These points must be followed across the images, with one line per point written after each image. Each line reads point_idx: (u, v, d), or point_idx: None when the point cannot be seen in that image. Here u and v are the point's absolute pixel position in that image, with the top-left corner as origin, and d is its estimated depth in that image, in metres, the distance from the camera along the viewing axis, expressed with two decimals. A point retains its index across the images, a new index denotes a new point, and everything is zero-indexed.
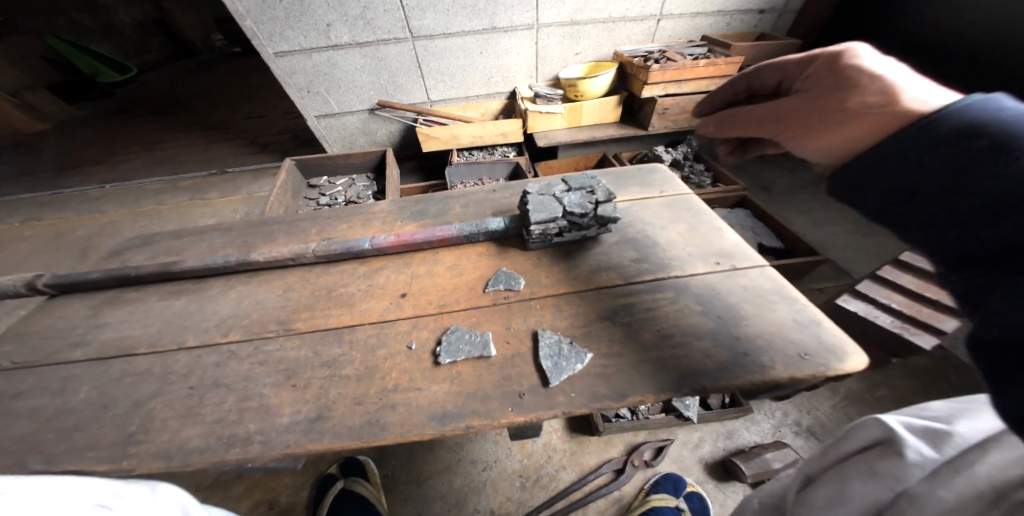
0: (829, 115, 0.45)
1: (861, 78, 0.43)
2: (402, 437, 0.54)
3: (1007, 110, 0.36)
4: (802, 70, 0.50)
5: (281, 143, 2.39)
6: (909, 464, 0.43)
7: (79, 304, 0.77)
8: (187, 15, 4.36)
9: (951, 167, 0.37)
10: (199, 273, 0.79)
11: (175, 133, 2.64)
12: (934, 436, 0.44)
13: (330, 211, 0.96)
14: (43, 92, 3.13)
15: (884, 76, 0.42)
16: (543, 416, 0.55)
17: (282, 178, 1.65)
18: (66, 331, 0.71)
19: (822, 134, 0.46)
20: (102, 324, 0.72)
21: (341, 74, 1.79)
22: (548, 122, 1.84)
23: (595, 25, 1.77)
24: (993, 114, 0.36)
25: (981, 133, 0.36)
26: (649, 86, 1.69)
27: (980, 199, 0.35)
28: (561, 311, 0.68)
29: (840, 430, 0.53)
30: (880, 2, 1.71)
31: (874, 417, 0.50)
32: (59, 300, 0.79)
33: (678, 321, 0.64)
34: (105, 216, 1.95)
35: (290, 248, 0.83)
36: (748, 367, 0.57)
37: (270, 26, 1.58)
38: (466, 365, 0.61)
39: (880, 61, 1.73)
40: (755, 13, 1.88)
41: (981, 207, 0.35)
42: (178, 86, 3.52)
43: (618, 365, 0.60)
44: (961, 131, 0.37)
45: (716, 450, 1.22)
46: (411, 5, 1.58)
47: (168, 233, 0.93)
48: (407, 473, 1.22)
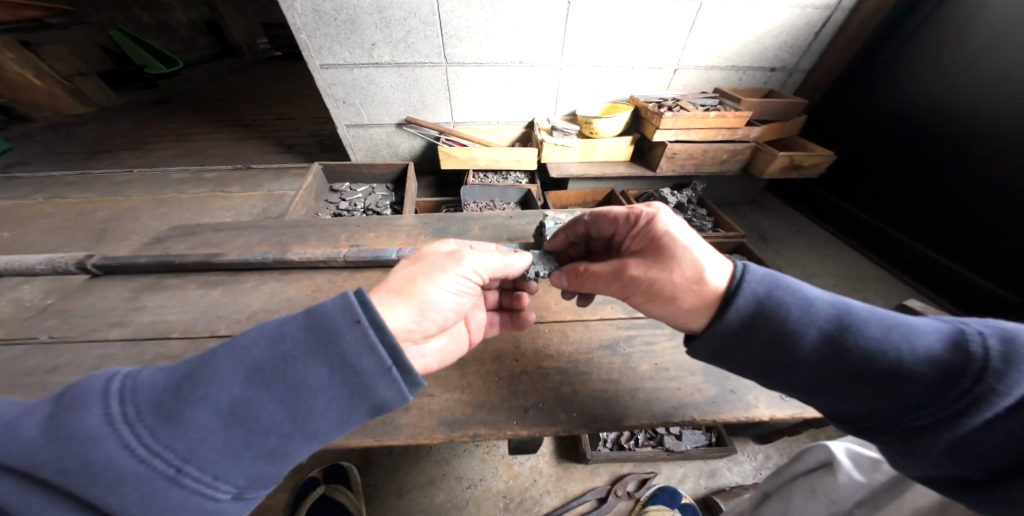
0: (670, 288, 0.58)
1: (677, 258, 0.58)
2: (413, 438, 0.58)
3: (766, 280, 0.53)
4: (634, 239, 0.68)
5: (306, 146, 2.49)
6: (842, 484, 0.58)
7: (120, 286, 0.82)
8: (234, 18, 4.61)
9: (779, 338, 0.50)
10: (234, 267, 0.85)
11: (207, 126, 2.75)
12: (864, 463, 0.58)
13: (358, 220, 1.03)
14: (93, 77, 3.24)
15: (693, 255, 0.58)
16: (544, 431, 0.59)
17: (308, 181, 1.73)
18: (106, 311, 0.76)
19: (668, 300, 0.58)
20: (142, 306, 0.77)
21: (376, 90, 1.90)
22: (562, 154, 1.93)
23: (617, 69, 1.89)
24: (764, 284, 0.53)
25: (777, 307, 0.51)
26: (660, 131, 1.79)
27: (820, 366, 0.47)
28: (567, 336, 0.73)
29: (798, 453, 0.68)
30: (885, 77, 1.84)
31: (824, 443, 0.63)
32: (102, 281, 0.84)
33: (674, 355, 0.69)
34: (129, 200, 2.02)
35: (320, 251, 0.89)
36: (734, 404, 0.63)
37: (320, 41, 1.70)
38: (477, 377, 0.66)
39: (884, 130, 1.84)
40: (766, 71, 2.01)
41: (828, 374, 0.47)
42: (214, 83, 3.68)
43: (618, 391, 0.64)
44: (761, 304, 0.52)
45: (698, 488, 1.23)
46: (451, 34, 1.70)
47: (207, 226, 1.00)
48: (391, 483, 1.22)
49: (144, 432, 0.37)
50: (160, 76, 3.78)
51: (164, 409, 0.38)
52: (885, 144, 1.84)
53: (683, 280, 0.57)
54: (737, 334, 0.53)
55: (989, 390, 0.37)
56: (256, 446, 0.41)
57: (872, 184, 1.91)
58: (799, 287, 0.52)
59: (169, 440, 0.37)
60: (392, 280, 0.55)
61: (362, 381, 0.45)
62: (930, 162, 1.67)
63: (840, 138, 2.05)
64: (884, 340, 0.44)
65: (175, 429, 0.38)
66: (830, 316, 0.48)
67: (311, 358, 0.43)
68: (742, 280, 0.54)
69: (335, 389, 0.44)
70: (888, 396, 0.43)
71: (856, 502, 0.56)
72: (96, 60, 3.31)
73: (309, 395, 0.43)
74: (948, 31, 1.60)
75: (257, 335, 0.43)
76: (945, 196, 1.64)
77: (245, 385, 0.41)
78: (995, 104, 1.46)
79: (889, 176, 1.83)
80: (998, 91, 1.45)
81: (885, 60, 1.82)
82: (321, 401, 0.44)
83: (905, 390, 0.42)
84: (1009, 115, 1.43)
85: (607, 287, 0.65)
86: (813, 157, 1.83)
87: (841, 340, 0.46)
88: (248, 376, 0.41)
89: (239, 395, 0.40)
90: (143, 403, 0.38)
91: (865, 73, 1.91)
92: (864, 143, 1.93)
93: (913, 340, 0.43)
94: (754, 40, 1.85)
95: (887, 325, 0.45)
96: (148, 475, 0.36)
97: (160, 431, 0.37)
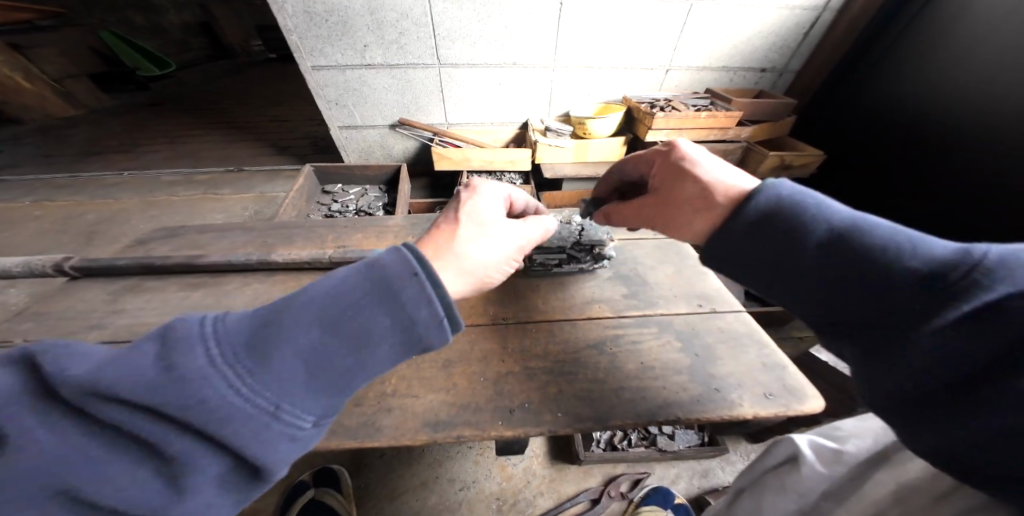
0: (682, 211, 0.63)
1: (691, 183, 0.63)
2: (396, 439, 0.58)
3: (788, 193, 0.54)
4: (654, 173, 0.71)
5: (300, 148, 2.48)
6: (806, 476, 0.57)
7: (99, 289, 0.81)
8: (229, 20, 4.61)
9: (787, 239, 0.51)
10: (217, 268, 0.84)
11: (199, 128, 2.73)
12: (826, 454, 0.57)
13: (347, 221, 1.02)
14: (84, 80, 3.22)
15: (707, 177, 0.62)
16: (529, 432, 0.59)
17: (299, 183, 1.72)
18: (85, 313, 0.76)
19: (681, 222, 0.64)
20: (121, 309, 0.76)
21: (369, 91, 1.90)
22: (555, 154, 1.92)
23: (609, 70, 1.90)
24: (783, 194, 0.54)
25: (785, 211, 0.52)
26: (652, 131, 1.79)
27: (818, 263, 0.48)
28: (553, 336, 0.72)
29: (771, 447, 0.68)
30: (872, 78, 1.86)
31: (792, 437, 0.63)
32: (81, 283, 0.83)
33: (660, 355, 0.69)
34: (119, 203, 2.00)
35: (306, 252, 0.88)
36: (718, 402, 0.62)
37: (311, 42, 1.69)
38: (463, 378, 0.66)
39: (873, 131, 1.86)
40: (757, 71, 2.04)
41: (822, 273, 0.47)
42: (207, 85, 3.67)
43: (603, 391, 0.64)
44: (769, 207, 0.53)
45: (691, 488, 1.23)
46: (443, 35, 1.70)
47: (192, 228, 0.99)
48: (383, 486, 1.22)
49: (241, 372, 0.39)
50: (153, 78, 3.76)
51: (254, 351, 0.41)
52: (872, 146, 1.86)
53: (694, 202, 0.62)
54: (741, 240, 0.55)
55: (977, 286, 0.36)
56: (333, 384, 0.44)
57: (863, 186, 1.92)
58: (820, 204, 0.51)
59: (263, 382, 0.40)
60: (463, 214, 0.62)
61: (417, 332, 0.48)
62: (916, 162, 1.69)
63: (830, 138, 2.07)
64: (886, 243, 0.44)
65: (269, 370, 0.40)
66: (835, 222, 0.48)
67: (377, 308, 0.47)
68: (760, 192, 0.55)
69: (396, 339, 0.47)
70: (872, 293, 0.42)
71: (823, 494, 0.55)
72: (87, 62, 3.29)
73: (376, 342, 0.46)
74: (934, 32, 1.62)
75: (333, 282, 0.47)
76: (932, 196, 1.65)
77: (322, 333, 0.44)
78: (981, 105, 1.47)
79: (879, 175, 1.84)
80: (983, 92, 1.47)
81: (872, 61, 1.84)
82: (381, 350, 0.47)
83: (889, 289, 0.41)
84: (995, 115, 1.44)
85: (633, 218, 0.73)
86: (804, 156, 1.84)
87: (850, 237, 0.46)
88: (325, 325, 0.44)
89: (316, 341, 0.44)
90: (237, 347, 0.40)
91: (854, 74, 1.92)
92: (852, 144, 1.95)
93: (920, 251, 0.42)
94: (744, 41, 1.87)
95: (894, 235, 0.44)
96: (250, 410, 0.38)
97: (256, 371, 0.40)
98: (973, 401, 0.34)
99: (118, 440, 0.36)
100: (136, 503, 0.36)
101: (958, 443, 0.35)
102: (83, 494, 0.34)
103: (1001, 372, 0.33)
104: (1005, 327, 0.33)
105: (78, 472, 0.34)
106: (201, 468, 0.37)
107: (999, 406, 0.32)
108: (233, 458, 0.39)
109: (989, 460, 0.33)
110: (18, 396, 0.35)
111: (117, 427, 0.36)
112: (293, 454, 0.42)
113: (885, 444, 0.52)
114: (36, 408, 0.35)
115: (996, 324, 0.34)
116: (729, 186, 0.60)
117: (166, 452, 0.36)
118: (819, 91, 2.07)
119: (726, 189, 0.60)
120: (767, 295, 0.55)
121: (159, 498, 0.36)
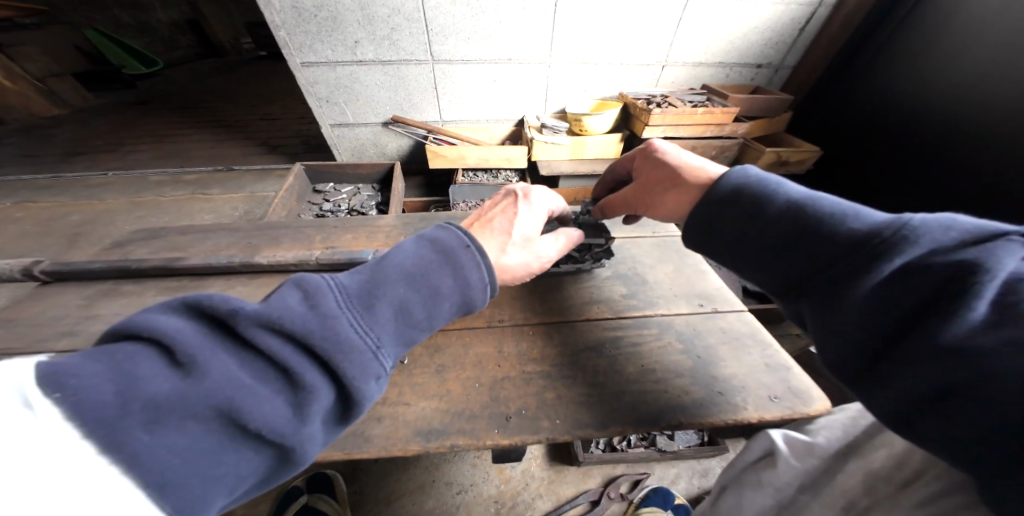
0: (661, 192, 0.69)
1: (667, 169, 0.69)
2: (386, 450, 0.56)
3: (753, 175, 0.59)
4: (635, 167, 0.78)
5: (291, 146, 2.44)
6: (781, 470, 0.56)
7: (72, 294, 0.79)
8: (218, 17, 4.53)
9: (749, 219, 0.55)
10: (198, 271, 0.81)
11: (188, 127, 2.68)
12: (799, 447, 0.55)
13: (336, 221, 1.00)
14: (68, 78, 3.15)
15: (680, 163, 0.69)
16: (526, 440, 0.57)
17: (288, 182, 1.69)
18: (57, 319, 0.73)
19: (660, 203, 0.69)
20: (95, 315, 0.74)
21: (361, 88, 1.86)
22: (551, 151, 1.89)
23: (605, 66, 1.88)
24: (749, 177, 0.59)
25: (746, 190, 0.57)
26: (649, 128, 1.78)
27: (776, 238, 0.51)
28: (550, 339, 0.70)
29: (747, 442, 0.66)
30: (868, 72, 1.84)
31: (769, 432, 0.62)
32: (54, 288, 0.80)
33: (661, 357, 0.67)
34: (104, 204, 1.96)
35: (292, 253, 0.85)
36: (723, 406, 0.60)
37: (300, 38, 1.66)
38: (457, 384, 0.63)
39: (869, 127, 1.85)
40: (753, 67, 2.03)
41: (782, 247, 0.51)
42: (195, 83, 3.60)
43: (601, 395, 0.62)
44: (734, 188, 0.59)
45: (691, 488, 1.22)
46: (436, 31, 1.67)
47: (174, 229, 0.96)
48: (378, 491, 1.19)
49: (355, 314, 0.45)
50: (139, 77, 3.68)
51: (362, 299, 0.46)
52: (869, 143, 1.85)
53: (671, 185, 0.68)
54: (711, 218, 0.60)
55: (901, 247, 0.40)
56: (409, 334, 0.50)
57: (862, 183, 1.90)
58: (783, 183, 0.56)
59: (370, 325, 0.45)
60: (509, 210, 0.66)
61: (474, 295, 0.54)
62: (914, 159, 1.67)
63: (825, 135, 2.06)
64: (835, 214, 0.47)
65: (373, 316, 0.46)
66: (790, 198, 0.53)
67: (446, 270, 0.52)
68: (730, 174, 0.61)
69: (458, 300, 0.53)
70: (818, 256, 0.46)
71: (799, 486, 0.53)
72: (70, 60, 3.21)
73: (444, 301, 0.52)
74: (930, 27, 1.60)
75: (411, 248, 0.53)
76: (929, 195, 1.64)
77: (407, 288, 0.50)
78: (977, 100, 1.46)
79: (875, 171, 1.84)
80: (977, 87, 1.46)
81: (867, 56, 1.82)
82: (446, 308, 0.52)
83: (836, 258, 0.44)
84: (991, 111, 1.42)
85: (619, 206, 0.78)
86: (799, 152, 1.83)
87: (805, 212, 0.50)
88: (408, 283, 0.50)
89: (403, 296, 0.49)
90: (352, 295, 0.46)
91: (850, 69, 1.91)
92: (849, 141, 1.94)
93: (865, 216, 0.45)
94: (740, 36, 1.86)
95: (844, 209, 0.48)
96: (360, 347, 0.43)
97: (363, 317, 0.45)
98: (903, 353, 0.37)
99: (270, 368, 0.39)
100: (276, 429, 0.37)
101: (897, 402, 0.37)
102: (241, 418, 0.36)
103: (925, 321, 0.36)
104: (929, 278, 0.37)
105: (243, 396, 0.36)
106: (324, 398, 0.41)
107: (925, 355, 0.34)
108: (340, 394, 0.43)
109: (923, 414, 0.35)
110: (194, 334, 0.38)
111: (270, 357, 0.39)
112: (379, 394, 0.45)
113: (858, 435, 0.51)
114: (202, 341, 0.38)
115: (920, 275, 0.37)
116: (700, 169, 0.67)
117: (303, 380, 0.40)
118: (815, 86, 2.05)
119: (697, 171, 0.66)
120: (734, 269, 0.58)
121: (291, 426, 0.38)
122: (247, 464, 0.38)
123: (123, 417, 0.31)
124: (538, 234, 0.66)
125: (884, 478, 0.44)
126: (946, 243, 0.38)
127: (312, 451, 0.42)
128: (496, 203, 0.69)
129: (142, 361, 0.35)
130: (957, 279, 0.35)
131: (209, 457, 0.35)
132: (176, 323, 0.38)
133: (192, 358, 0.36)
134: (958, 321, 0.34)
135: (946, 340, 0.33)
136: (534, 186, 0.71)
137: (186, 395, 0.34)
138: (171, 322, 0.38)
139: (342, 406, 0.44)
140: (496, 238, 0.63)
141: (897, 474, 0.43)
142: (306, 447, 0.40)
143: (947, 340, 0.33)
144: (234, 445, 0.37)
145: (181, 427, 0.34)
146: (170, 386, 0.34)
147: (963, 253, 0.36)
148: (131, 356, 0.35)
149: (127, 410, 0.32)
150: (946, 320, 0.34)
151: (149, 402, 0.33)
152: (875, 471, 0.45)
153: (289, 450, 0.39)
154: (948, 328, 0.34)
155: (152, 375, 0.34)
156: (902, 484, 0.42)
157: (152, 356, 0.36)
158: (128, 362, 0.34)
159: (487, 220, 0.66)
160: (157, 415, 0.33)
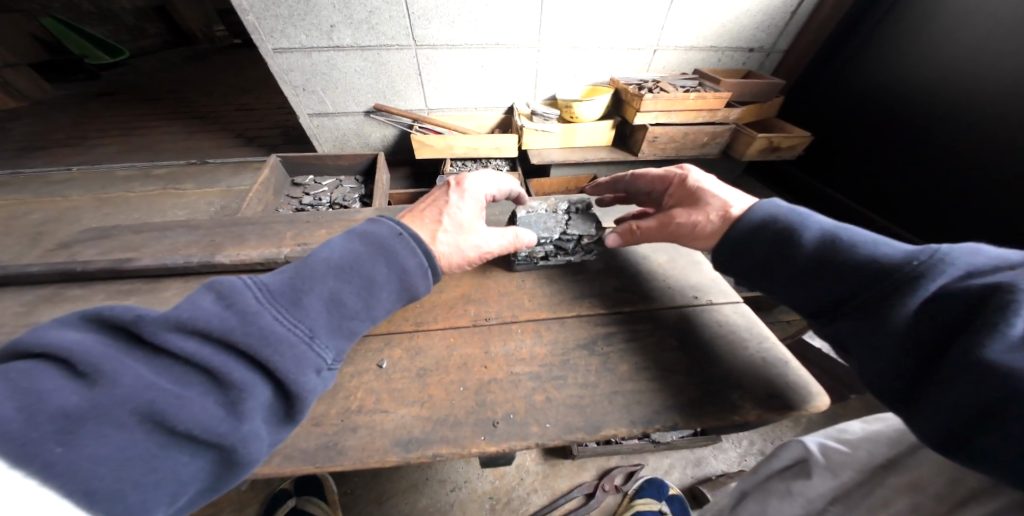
0: (702, 223, 0.64)
1: (709, 201, 0.65)
2: (361, 462, 0.52)
3: (784, 207, 0.59)
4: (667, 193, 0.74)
5: (268, 138, 2.34)
6: (817, 483, 0.53)
7: (10, 300, 0.72)
8: (188, 4, 4.34)
9: (781, 240, 0.56)
10: (152, 272, 0.75)
11: (156, 119, 2.56)
12: (836, 459, 0.53)
13: (308, 216, 0.95)
14: (24, 69, 2.96)
15: (722, 198, 0.65)
16: (514, 446, 0.54)
17: (265, 175, 1.62)
18: None
19: (700, 237, 0.64)
20: (36, 323, 0.69)
21: (340, 75, 1.78)
22: (542, 140, 1.85)
23: (594, 51, 1.82)
24: (779, 208, 0.60)
25: (779, 219, 0.58)
26: (640, 114, 1.74)
27: (809, 258, 0.53)
28: (542, 337, 0.67)
29: (774, 449, 0.63)
30: (863, 53, 1.79)
31: (798, 439, 0.59)
32: None
33: (656, 355, 0.64)
34: (68, 201, 1.86)
35: (259, 252, 0.80)
36: (720, 406, 0.58)
37: (271, 23, 1.57)
38: (438, 388, 0.60)
39: (864, 112, 1.80)
40: (744, 51, 1.96)
41: (818, 268, 0.51)
42: (164, 73, 3.44)
43: (594, 396, 0.59)
44: (769, 217, 0.59)
45: (684, 477, 1.22)
46: (418, 14, 1.59)
47: (129, 227, 0.90)
48: (368, 492, 1.16)
49: (279, 309, 0.45)
50: (104, 67, 3.50)
51: (289, 295, 0.47)
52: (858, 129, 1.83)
53: (712, 218, 0.64)
54: (742, 243, 0.60)
55: (931, 271, 0.43)
56: (352, 326, 0.51)
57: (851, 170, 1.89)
58: (812, 215, 0.57)
59: (297, 318, 0.46)
60: (440, 199, 0.68)
61: (414, 282, 0.56)
62: (905, 148, 1.66)
63: (816, 120, 2.03)
64: (870, 240, 0.50)
65: (300, 309, 0.47)
66: (823, 226, 0.55)
67: (379, 260, 0.54)
68: (757, 207, 0.61)
69: (396, 288, 0.55)
70: (853, 280, 0.48)
71: (831, 499, 0.52)
72: (26, 49, 3.03)
73: (382, 290, 0.54)
74: (920, 12, 1.58)
75: (341, 244, 0.54)
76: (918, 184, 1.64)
77: (337, 281, 0.51)
78: (965, 83, 1.45)
79: (864, 158, 1.83)
80: (976, 65, 1.42)
81: (858, 40, 1.79)
82: (384, 296, 0.54)
83: (868, 285, 0.46)
84: (982, 99, 1.41)
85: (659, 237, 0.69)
86: (789, 138, 1.80)
87: (839, 238, 0.52)
88: (337, 275, 0.51)
89: (333, 288, 0.50)
90: (278, 293, 0.47)
91: (842, 51, 1.86)
92: (841, 128, 1.91)
93: (892, 244, 0.48)
94: (733, 19, 1.80)
95: (869, 240, 0.50)
96: (292, 338, 0.44)
97: (289, 313, 0.46)
98: (940, 371, 0.39)
99: (190, 371, 0.39)
100: (208, 429, 0.37)
101: (943, 419, 0.38)
102: (167, 420, 0.36)
103: (963, 341, 0.37)
104: (958, 301, 0.39)
105: (166, 400, 0.36)
106: (259, 394, 0.41)
107: (965, 373, 0.36)
108: (278, 389, 0.43)
109: (975, 435, 0.35)
110: (95, 345, 0.37)
111: (190, 358, 0.39)
112: (322, 387, 0.46)
113: (898, 450, 0.48)
114: (111, 350, 0.37)
115: (957, 297, 0.39)
116: (738, 207, 0.64)
117: (229, 378, 0.40)
118: (807, 71, 2.01)
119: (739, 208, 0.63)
120: (764, 291, 0.59)
121: (226, 424, 0.39)
122: (185, 469, 0.37)
123: (32, 432, 0.31)
124: (472, 222, 0.66)
125: (933, 496, 0.42)
126: (980, 264, 0.42)
127: (257, 451, 0.41)
128: (430, 195, 0.71)
129: (43, 377, 0.34)
130: (987, 297, 0.37)
131: (143, 461, 0.35)
132: (75, 336, 0.37)
133: (97, 367, 0.36)
134: (997, 337, 0.35)
135: (984, 357, 0.35)
136: (467, 173, 0.72)
137: (101, 403, 0.34)
138: (71, 336, 0.37)
139: (283, 402, 0.44)
140: (425, 228, 0.63)
141: (951, 492, 0.41)
142: (248, 447, 0.40)
143: (987, 356, 0.35)
144: (167, 451, 0.36)
145: (101, 436, 0.33)
146: (78, 398, 0.34)
147: (996, 277, 0.39)
148: (26, 372, 0.34)
149: (34, 424, 0.31)
150: (985, 338, 0.36)
151: (58, 412, 0.32)
152: (922, 486, 0.43)
153: (229, 450, 0.39)
154: (989, 345, 0.35)
155: (57, 388, 0.34)
156: (955, 507, 0.40)
157: (53, 370, 0.35)
158: (27, 379, 0.34)
159: (418, 211, 0.67)
160: (70, 425, 0.32)
